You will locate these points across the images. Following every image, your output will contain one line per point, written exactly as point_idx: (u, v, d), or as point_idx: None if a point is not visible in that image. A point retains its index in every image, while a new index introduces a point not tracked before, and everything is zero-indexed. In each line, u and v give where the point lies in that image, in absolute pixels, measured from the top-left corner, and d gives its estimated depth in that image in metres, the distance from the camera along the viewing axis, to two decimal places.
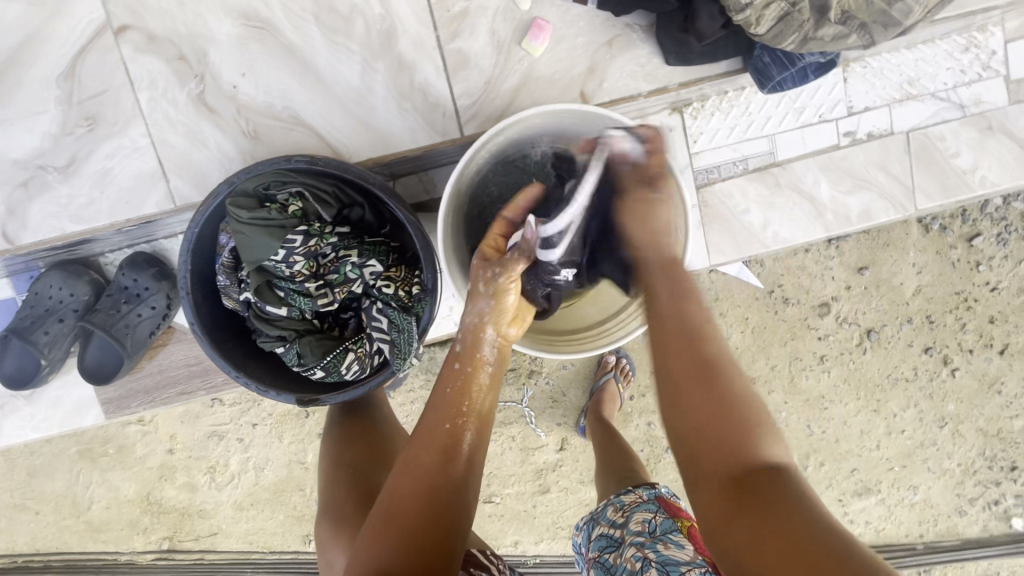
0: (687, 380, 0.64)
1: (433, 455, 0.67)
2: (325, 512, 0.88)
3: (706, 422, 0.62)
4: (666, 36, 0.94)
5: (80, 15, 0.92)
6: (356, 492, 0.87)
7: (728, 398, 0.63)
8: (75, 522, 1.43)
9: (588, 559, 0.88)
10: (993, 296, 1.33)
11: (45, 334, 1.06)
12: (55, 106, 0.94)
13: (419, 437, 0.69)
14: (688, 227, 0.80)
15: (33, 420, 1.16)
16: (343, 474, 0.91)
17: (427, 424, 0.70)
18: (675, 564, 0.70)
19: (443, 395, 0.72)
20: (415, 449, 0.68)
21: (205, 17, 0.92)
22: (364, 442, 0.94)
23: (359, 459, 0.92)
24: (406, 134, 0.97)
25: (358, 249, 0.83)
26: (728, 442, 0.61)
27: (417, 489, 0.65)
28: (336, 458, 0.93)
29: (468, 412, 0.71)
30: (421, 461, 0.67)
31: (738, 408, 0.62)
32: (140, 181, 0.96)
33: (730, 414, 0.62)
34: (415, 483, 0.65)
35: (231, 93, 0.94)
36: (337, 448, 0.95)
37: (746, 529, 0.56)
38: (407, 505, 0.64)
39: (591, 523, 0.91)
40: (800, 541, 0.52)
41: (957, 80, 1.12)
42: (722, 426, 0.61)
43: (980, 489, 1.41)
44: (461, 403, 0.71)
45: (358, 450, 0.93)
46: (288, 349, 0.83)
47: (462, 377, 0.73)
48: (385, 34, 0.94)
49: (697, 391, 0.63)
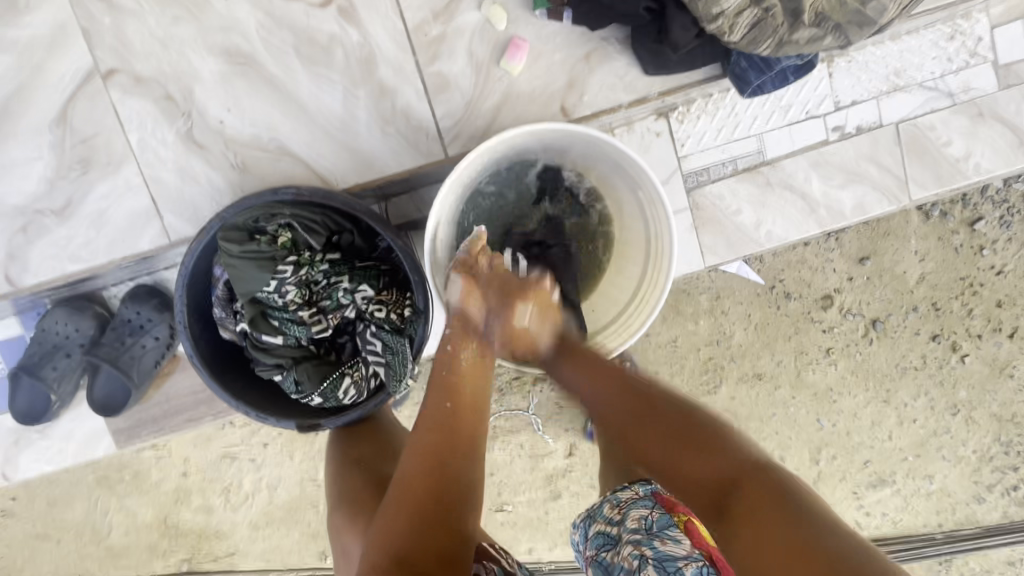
0: (648, 423, 0.79)
1: (439, 438, 0.70)
2: (337, 503, 0.88)
3: (675, 457, 0.76)
4: (642, 47, 0.95)
5: (68, 61, 0.94)
6: (369, 483, 0.87)
7: (683, 434, 0.77)
8: (96, 548, 1.46)
9: (583, 556, 0.81)
10: (999, 280, 1.31)
11: (53, 369, 1.09)
12: (50, 151, 0.96)
13: (423, 425, 0.72)
14: (673, 237, 0.81)
15: (47, 453, 1.19)
16: (353, 467, 0.90)
17: (428, 411, 0.74)
18: (672, 560, 0.66)
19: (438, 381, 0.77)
20: (418, 436, 0.71)
21: (189, 57, 0.94)
22: (371, 441, 0.93)
23: (366, 456, 0.91)
24: (390, 158, 0.98)
25: (349, 275, 0.86)
26: (695, 470, 0.74)
27: (426, 470, 0.67)
28: (344, 456, 0.92)
29: (462, 397, 0.76)
30: (426, 445, 0.70)
31: (698, 442, 0.75)
32: (135, 219, 0.98)
33: (687, 444, 0.76)
34: (423, 467, 0.67)
35: (218, 128, 0.96)
36: (343, 442, 0.94)
37: (732, 534, 0.68)
38: (416, 487, 0.66)
39: (585, 519, 0.82)
40: (795, 545, 0.61)
41: (945, 68, 1.11)
42: (688, 463, 0.75)
43: (996, 475, 1.39)
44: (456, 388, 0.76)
45: (366, 446, 0.92)
46: (285, 377, 0.85)
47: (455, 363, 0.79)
48: (365, 62, 0.95)
49: (658, 437, 0.77)
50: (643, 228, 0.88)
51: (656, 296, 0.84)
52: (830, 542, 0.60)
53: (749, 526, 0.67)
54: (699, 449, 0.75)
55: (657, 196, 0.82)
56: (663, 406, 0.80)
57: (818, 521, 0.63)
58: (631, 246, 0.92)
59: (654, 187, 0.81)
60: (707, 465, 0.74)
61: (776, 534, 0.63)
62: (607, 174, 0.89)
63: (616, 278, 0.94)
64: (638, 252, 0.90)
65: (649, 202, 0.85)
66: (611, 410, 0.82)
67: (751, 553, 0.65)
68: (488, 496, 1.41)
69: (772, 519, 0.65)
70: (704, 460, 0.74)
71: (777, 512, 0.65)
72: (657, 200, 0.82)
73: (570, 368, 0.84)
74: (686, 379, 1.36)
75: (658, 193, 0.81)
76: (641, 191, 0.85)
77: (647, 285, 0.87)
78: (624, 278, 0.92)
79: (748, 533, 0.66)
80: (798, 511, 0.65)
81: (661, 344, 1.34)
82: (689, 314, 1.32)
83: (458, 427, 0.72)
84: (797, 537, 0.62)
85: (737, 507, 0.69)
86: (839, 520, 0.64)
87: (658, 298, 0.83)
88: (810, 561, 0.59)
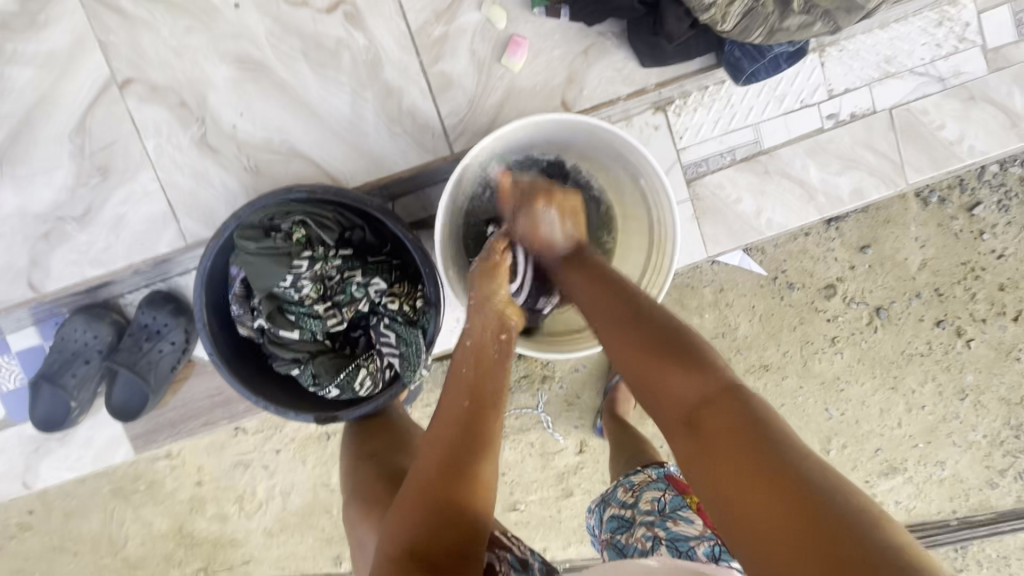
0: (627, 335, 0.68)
1: (456, 433, 0.69)
2: (353, 495, 0.89)
3: (644, 367, 0.65)
4: (638, 41, 0.99)
5: (86, 73, 0.98)
6: (384, 476, 0.88)
7: (675, 342, 0.65)
8: (113, 559, 1.48)
9: (599, 542, 0.87)
10: (1000, 263, 1.33)
11: (73, 376, 1.11)
12: (70, 161, 0.99)
13: (441, 420, 0.71)
14: (676, 224, 0.83)
15: (67, 460, 1.21)
16: (369, 463, 0.91)
17: (445, 404, 0.72)
18: (684, 540, 0.73)
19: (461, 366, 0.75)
20: (435, 430, 0.70)
21: (202, 65, 0.98)
22: (384, 435, 0.95)
23: (381, 449, 0.92)
24: (398, 156, 1.01)
25: (362, 269, 0.88)
26: (672, 385, 0.62)
27: (441, 465, 0.66)
28: (356, 454, 0.94)
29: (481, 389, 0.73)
30: (443, 439, 0.68)
31: (673, 350, 0.64)
32: (153, 223, 1.01)
33: (665, 357, 0.64)
34: (437, 461, 0.67)
35: (231, 132, 0.99)
36: (358, 437, 0.95)
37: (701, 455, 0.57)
38: (431, 480, 0.65)
39: (600, 506, 0.90)
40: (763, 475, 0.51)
41: (934, 54, 1.14)
42: (661, 372, 0.63)
43: (1009, 460, 1.40)
44: (479, 375, 0.74)
45: (380, 439, 0.94)
46: (303, 370, 0.88)
47: (472, 359, 0.76)
48: (371, 64, 0.98)
49: (630, 343, 0.67)
50: (647, 216, 0.90)
51: (661, 281, 0.86)
52: (807, 476, 0.50)
53: (714, 446, 0.56)
54: (681, 362, 0.63)
55: (659, 182, 0.84)
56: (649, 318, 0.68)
57: (799, 462, 0.51)
58: (635, 235, 0.94)
59: (656, 173, 0.83)
60: (689, 384, 0.61)
61: (754, 466, 0.52)
62: (610, 165, 0.92)
63: (620, 265, 0.96)
64: (643, 241, 0.92)
65: (652, 189, 0.87)
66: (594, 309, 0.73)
67: (724, 477, 0.54)
68: (500, 496, 1.42)
69: (742, 448, 0.54)
70: (684, 372, 0.62)
71: (755, 443, 0.54)
72: (659, 185, 0.84)
73: (578, 278, 0.78)
74: None
75: (660, 181, 0.83)
76: (643, 179, 0.87)
77: (653, 270, 0.89)
78: (628, 266, 0.95)
79: (715, 461, 0.55)
80: (771, 443, 0.53)
81: None
82: (693, 307, 1.34)
83: (476, 424, 0.70)
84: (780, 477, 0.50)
85: (705, 424, 0.58)
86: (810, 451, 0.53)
87: (664, 282, 0.85)
88: (779, 496, 0.50)
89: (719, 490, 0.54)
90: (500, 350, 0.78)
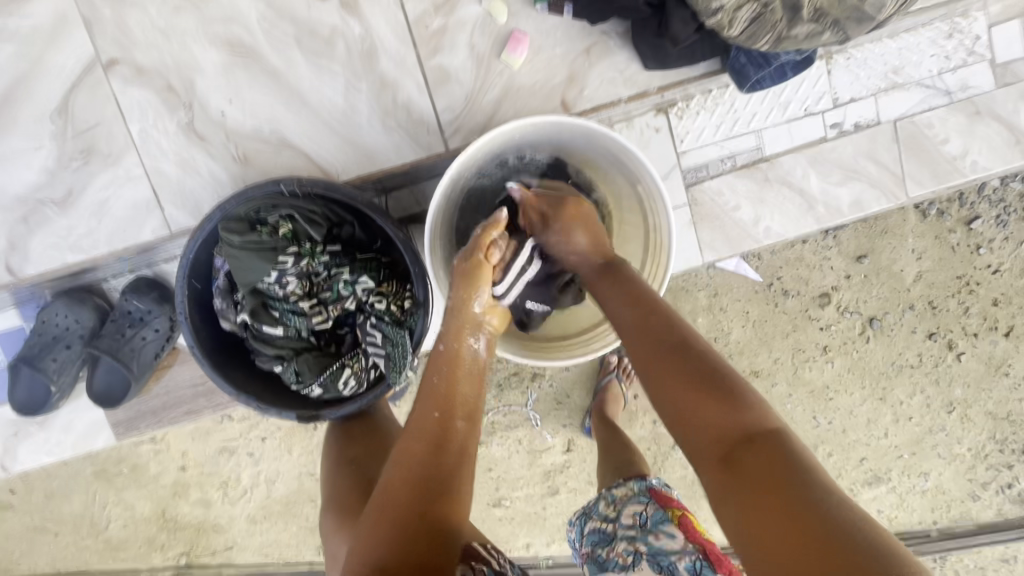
0: (667, 366, 0.66)
1: (426, 447, 0.67)
2: (329, 504, 0.89)
3: (692, 406, 0.63)
4: (642, 42, 0.96)
5: (70, 52, 0.94)
6: (360, 485, 0.88)
7: (712, 377, 0.64)
8: (94, 541, 1.46)
9: (580, 554, 0.85)
10: (995, 278, 1.32)
11: (53, 360, 1.09)
12: (51, 142, 0.96)
13: (412, 430, 0.69)
14: (672, 232, 0.80)
15: (46, 444, 1.19)
16: (341, 472, 0.91)
17: (416, 416, 0.71)
18: (666, 555, 0.71)
19: (442, 372, 0.74)
20: (407, 441, 0.69)
21: (191, 48, 0.94)
22: (366, 439, 0.94)
23: (361, 456, 0.92)
24: (391, 150, 0.98)
25: (350, 267, 0.87)
26: (715, 425, 0.61)
27: (409, 477, 0.65)
28: (338, 457, 0.93)
29: (455, 403, 0.72)
30: (411, 452, 0.67)
31: (718, 388, 0.63)
32: (137, 209, 0.98)
33: (710, 394, 0.62)
34: (407, 475, 0.65)
35: (219, 119, 0.96)
36: (341, 443, 0.94)
37: (736, 498, 0.57)
38: (398, 495, 0.64)
39: (581, 519, 0.87)
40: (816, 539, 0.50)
41: (943, 66, 1.12)
42: (702, 411, 0.62)
43: (991, 473, 1.40)
44: (456, 382, 0.73)
45: (360, 447, 0.93)
46: (286, 368, 0.86)
47: (448, 364, 0.75)
48: (366, 55, 0.96)
49: (676, 376, 0.65)
50: (643, 222, 0.88)
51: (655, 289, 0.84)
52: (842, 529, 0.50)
53: (759, 495, 0.55)
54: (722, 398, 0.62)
55: (655, 189, 0.81)
56: (692, 349, 0.66)
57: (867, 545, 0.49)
58: (631, 240, 0.92)
59: (653, 180, 0.80)
60: (731, 423, 0.61)
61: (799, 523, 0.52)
62: (607, 169, 0.90)
63: None
64: (637, 247, 0.90)
65: (648, 195, 0.84)
66: (635, 337, 0.70)
67: (777, 546, 0.52)
68: (486, 491, 1.42)
69: (789, 518, 0.52)
70: (723, 420, 0.61)
71: (802, 501, 0.53)
72: (656, 192, 0.82)
73: (609, 295, 0.75)
74: None
75: (657, 186, 0.80)
76: (640, 184, 0.84)
77: (647, 278, 0.87)
78: None
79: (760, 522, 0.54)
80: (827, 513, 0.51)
81: None
82: (687, 311, 1.33)
83: (451, 435, 0.69)
84: (821, 534, 0.50)
85: (746, 468, 0.58)
86: (847, 500, 0.53)
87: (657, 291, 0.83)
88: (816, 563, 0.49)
89: (752, 534, 0.54)
90: (477, 354, 0.77)
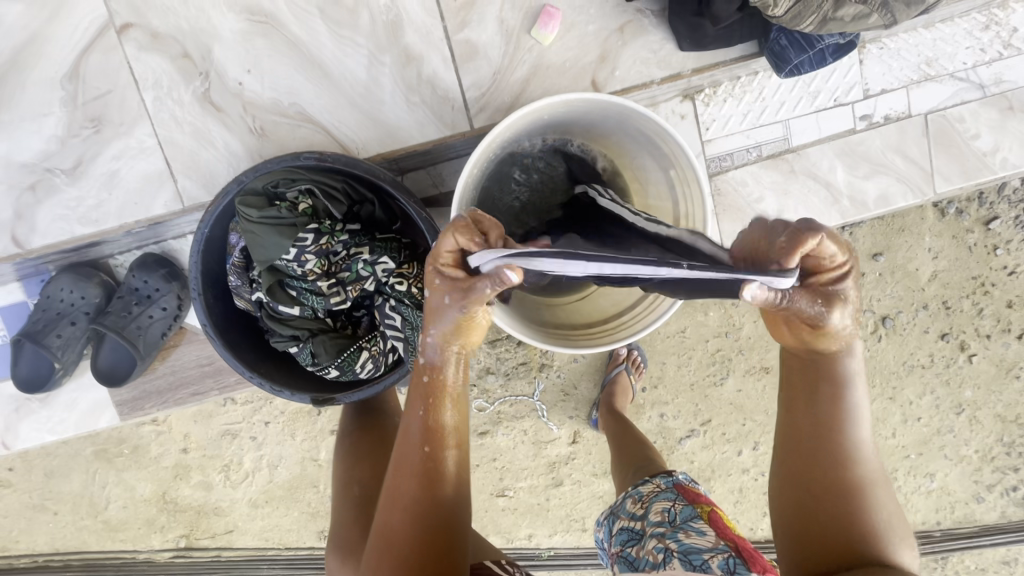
0: (819, 464, 0.61)
1: (417, 482, 0.62)
2: (335, 541, 0.89)
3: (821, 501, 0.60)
4: (679, 20, 0.92)
5: (83, 14, 0.91)
6: (360, 517, 0.88)
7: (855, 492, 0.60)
8: (93, 522, 1.44)
9: (609, 555, 0.83)
10: (1010, 280, 1.30)
11: (58, 337, 1.06)
12: (61, 108, 0.93)
13: (401, 467, 0.63)
14: (708, 220, 0.78)
15: (49, 422, 1.16)
16: (348, 503, 0.91)
17: (405, 451, 0.63)
18: (697, 552, 0.66)
19: (422, 400, 0.64)
20: (397, 477, 0.63)
21: (209, 14, 0.91)
22: (372, 459, 0.94)
23: (367, 478, 0.91)
24: (414, 127, 0.95)
25: (369, 247, 0.83)
26: (839, 531, 0.59)
27: (410, 523, 0.61)
28: (347, 479, 0.93)
29: (442, 433, 0.63)
30: (405, 493, 0.62)
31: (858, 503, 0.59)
32: (148, 182, 0.95)
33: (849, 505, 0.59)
34: (405, 514, 0.61)
35: (236, 90, 0.93)
36: (348, 466, 0.94)
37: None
38: (401, 534, 0.61)
39: (609, 520, 0.86)
40: None
41: (976, 59, 1.09)
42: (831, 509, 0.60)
43: (997, 476, 1.39)
44: (437, 406, 0.63)
45: (365, 466, 0.93)
46: (302, 349, 0.84)
47: (430, 396, 0.64)
48: (391, 26, 0.92)
49: (821, 473, 0.61)
50: (672, 210, 0.86)
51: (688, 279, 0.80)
52: None
53: None
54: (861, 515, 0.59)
55: (692, 174, 0.78)
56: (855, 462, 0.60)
57: None
58: None
59: (690, 164, 0.78)
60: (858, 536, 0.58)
61: None
62: (637, 156, 0.86)
63: None
64: None
65: (681, 180, 0.82)
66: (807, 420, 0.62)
67: None
68: (489, 480, 1.40)
69: None
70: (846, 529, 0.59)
71: None
72: (692, 178, 0.79)
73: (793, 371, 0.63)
74: (697, 370, 1.32)
75: (693, 172, 0.78)
76: (673, 170, 0.82)
77: None
78: None
79: None
80: None
81: (670, 334, 1.31)
82: (699, 304, 1.29)
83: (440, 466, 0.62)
84: None
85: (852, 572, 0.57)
86: None
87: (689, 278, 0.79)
88: None
89: None
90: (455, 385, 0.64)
